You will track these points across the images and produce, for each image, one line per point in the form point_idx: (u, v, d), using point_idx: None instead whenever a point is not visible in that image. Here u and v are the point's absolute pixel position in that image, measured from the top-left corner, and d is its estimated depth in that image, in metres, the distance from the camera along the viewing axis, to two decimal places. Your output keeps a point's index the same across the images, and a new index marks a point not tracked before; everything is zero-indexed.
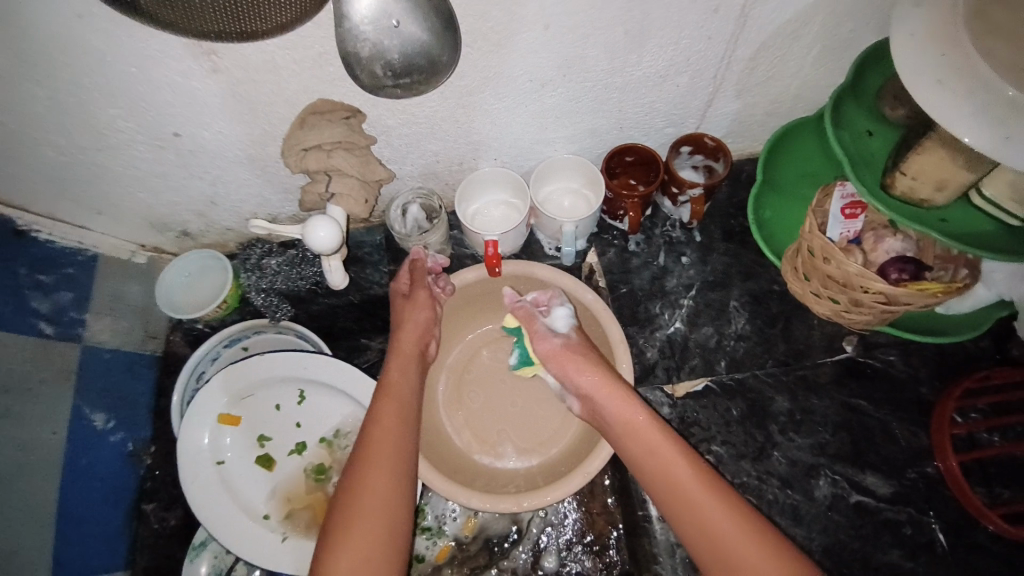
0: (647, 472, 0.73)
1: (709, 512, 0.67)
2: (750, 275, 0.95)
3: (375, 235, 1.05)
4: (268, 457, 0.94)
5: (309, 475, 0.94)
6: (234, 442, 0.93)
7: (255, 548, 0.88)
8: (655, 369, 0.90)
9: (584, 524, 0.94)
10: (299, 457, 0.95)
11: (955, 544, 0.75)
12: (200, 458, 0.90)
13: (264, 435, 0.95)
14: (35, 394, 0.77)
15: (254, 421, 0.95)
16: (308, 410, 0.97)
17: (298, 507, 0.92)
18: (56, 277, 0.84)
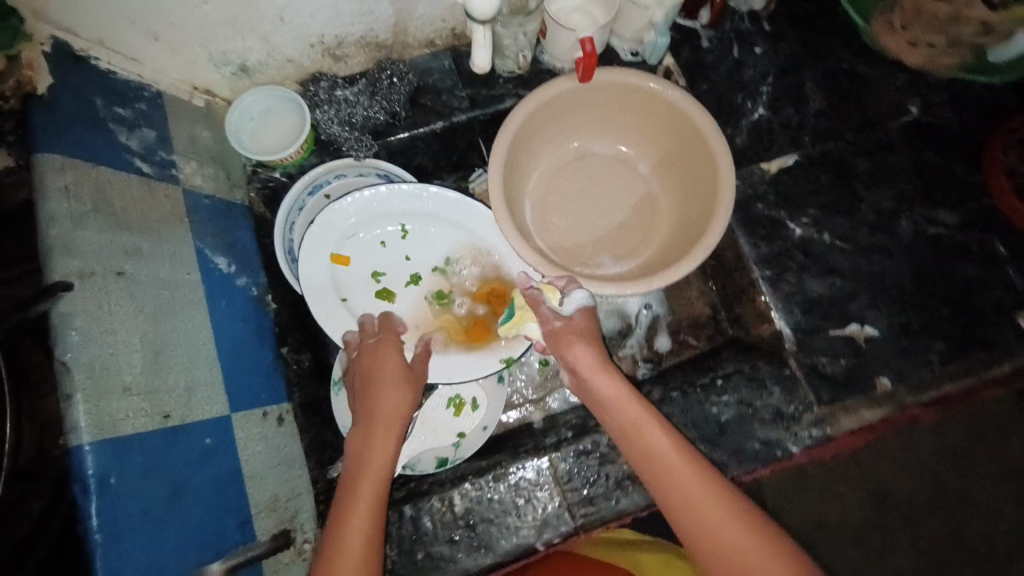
0: (634, 451, 0.75)
1: (687, 485, 0.70)
2: (820, 56, 0.99)
3: (441, 60, 0.98)
4: (387, 290, 0.92)
5: (431, 303, 0.93)
6: (350, 282, 0.91)
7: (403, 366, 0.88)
8: (746, 152, 0.96)
9: (683, 310, 1.07)
10: (417, 288, 0.93)
11: (1013, 252, 0.92)
12: (325, 296, 0.88)
13: (376, 271, 0.92)
14: (160, 234, 0.72)
15: (363, 258, 0.92)
16: (413, 242, 0.94)
17: (430, 330, 0.92)
18: (133, 110, 0.75)
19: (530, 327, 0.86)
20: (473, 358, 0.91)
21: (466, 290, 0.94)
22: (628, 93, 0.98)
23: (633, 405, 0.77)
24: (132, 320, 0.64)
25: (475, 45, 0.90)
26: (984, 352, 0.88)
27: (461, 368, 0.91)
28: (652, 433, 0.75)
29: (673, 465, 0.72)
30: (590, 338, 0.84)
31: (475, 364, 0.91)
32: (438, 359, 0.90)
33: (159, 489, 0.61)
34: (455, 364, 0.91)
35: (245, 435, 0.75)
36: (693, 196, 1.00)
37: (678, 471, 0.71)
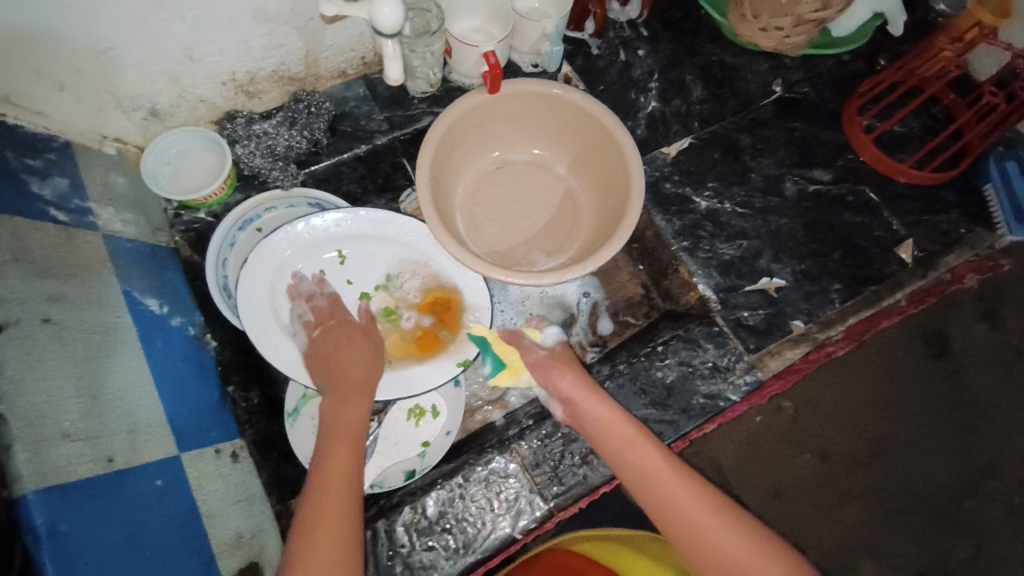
0: (633, 472, 0.79)
1: (674, 492, 0.76)
2: (693, 53, 1.13)
3: (356, 88, 1.03)
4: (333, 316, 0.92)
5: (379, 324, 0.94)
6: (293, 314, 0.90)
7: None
8: (648, 141, 1.07)
9: (620, 293, 1.11)
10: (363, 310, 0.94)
11: (883, 196, 1.06)
12: (271, 334, 0.88)
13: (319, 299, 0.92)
14: (83, 279, 0.70)
15: (303, 289, 0.91)
16: (352, 266, 0.94)
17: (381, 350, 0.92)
18: (42, 160, 0.74)
19: (526, 379, 0.92)
20: (428, 368, 0.92)
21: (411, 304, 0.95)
22: (531, 101, 1.06)
23: (623, 425, 0.82)
24: (65, 365, 0.61)
25: (386, 59, 0.89)
26: (876, 285, 1.01)
27: (418, 381, 0.91)
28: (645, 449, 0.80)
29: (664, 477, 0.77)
30: (574, 365, 0.89)
31: (432, 375, 0.92)
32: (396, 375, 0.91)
33: (116, 534, 0.58)
34: (412, 377, 0.91)
35: (199, 474, 0.72)
36: (606, 186, 1.08)
37: (666, 479, 0.77)
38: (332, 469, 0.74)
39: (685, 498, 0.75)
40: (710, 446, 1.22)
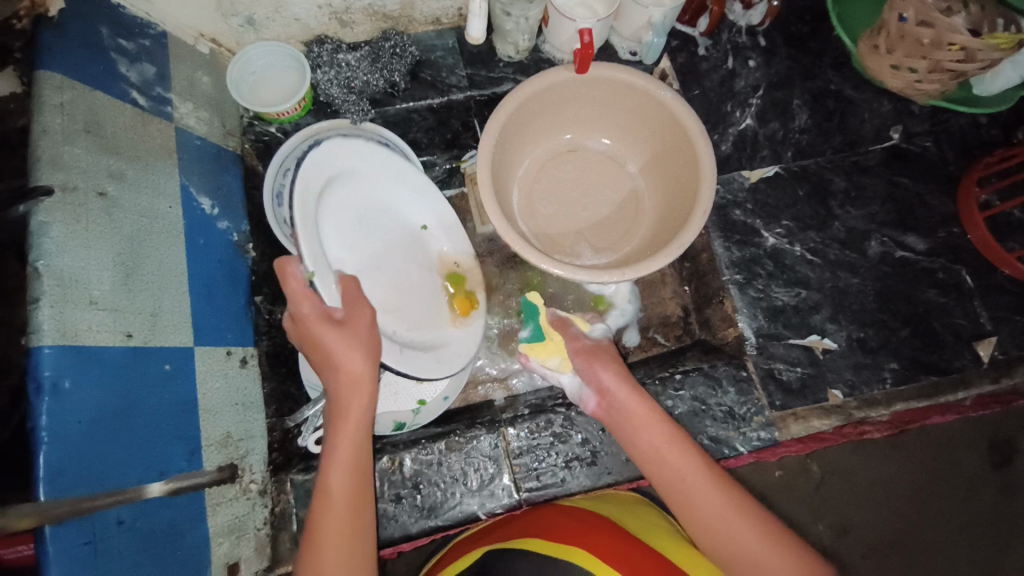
0: (662, 470, 0.71)
1: (694, 473, 0.70)
2: (809, 76, 1.03)
3: (447, 39, 1.03)
4: (357, 263, 0.84)
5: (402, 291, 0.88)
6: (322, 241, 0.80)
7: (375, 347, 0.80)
8: (730, 159, 0.99)
9: (656, 308, 1.07)
10: (379, 270, 0.86)
11: (978, 282, 0.94)
12: (313, 246, 0.75)
13: (350, 237, 0.84)
14: (147, 164, 0.74)
15: (337, 221, 0.83)
16: (382, 225, 0.89)
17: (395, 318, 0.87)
18: (136, 45, 0.78)
19: (555, 361, 0.83)
20: (430, 359, 0.87)
21: (424, 290, 0.91)
22: (623, 92, 1.01)
23: (656, 424, 0.73)
24: (107, 240, 0.66)
25: (471, 16, 0.98)
26: (938, 376, 0.91)
27: (422, 365, 0.85)
28: (675, 456, 0.71)
29: (701, 489, 0.68)
30: (615, 361, 0.80)
31: (436, 368, 0.87)
32: (407, 355, 0.84)
33: (115, 402, 0.62)
34: (418, 360, 0.85)
35: (207, 370, 0.76)
36: (674, 196, 1.02)
37: (697, 488, 0.69)
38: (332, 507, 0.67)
39: (722, 513, 0.67)
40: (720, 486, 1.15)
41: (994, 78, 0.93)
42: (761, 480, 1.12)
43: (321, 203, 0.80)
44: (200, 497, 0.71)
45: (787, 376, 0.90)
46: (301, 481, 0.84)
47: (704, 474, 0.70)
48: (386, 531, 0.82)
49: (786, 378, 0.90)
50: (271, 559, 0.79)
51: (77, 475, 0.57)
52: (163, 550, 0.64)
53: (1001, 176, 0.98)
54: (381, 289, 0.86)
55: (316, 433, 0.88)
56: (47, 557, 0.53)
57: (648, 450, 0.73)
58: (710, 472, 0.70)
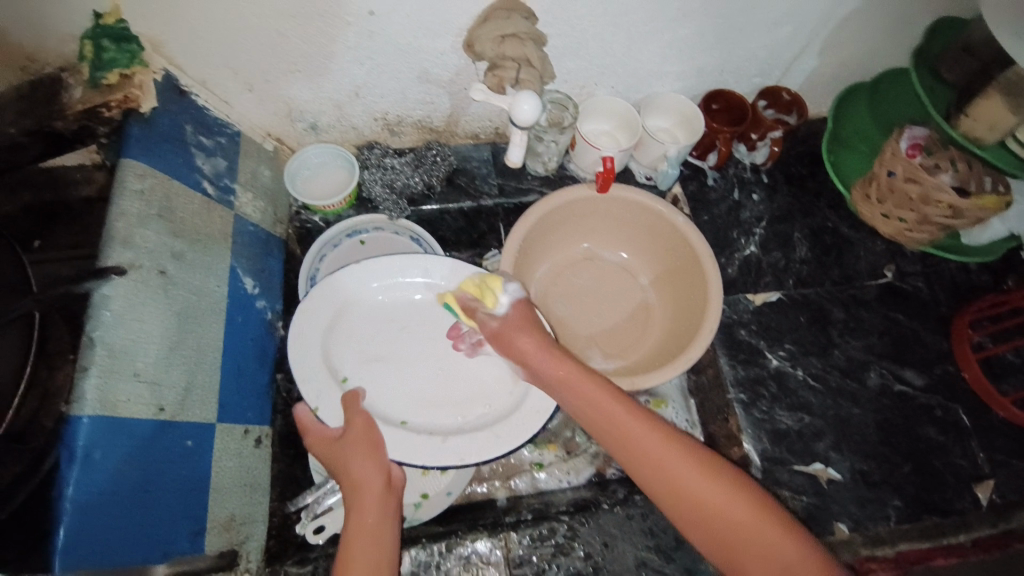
0: (593, 420, 0.76)
1: (616, 414, 0.74)
2: (809, 213, 1.12)
3: (482, 151, 1.14)
4: (388, 363, 0.89)
5: (453, 376, 0.89)
6: (348, 356, 0.88)
7: (398, 449, 0.82)
8: (736, 283, 1.05)
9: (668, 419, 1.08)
10: (421, 361, 0.89)
11: (976, 422, 0.97)
12: (316, 373, 0.85)
13: (372, 350, 0.89)
14: (205, 246, 0.81)
15: (357, 333, 0.90)
16: (417, 313, 0.93)
17: (441, 408, 0.86)
18: (212, 141, 0.87)
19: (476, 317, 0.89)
20: (489, 435, 0.84)
21: (478, 369, 0.90)
22: (639, 211, 1.12)
23: (577, 375, 0.78)
24: (159, 315, 0.71)
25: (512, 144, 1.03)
26: (941, 518, 0.91)
27: (480, 451, 0.83)
28: (604, 403, 0.75)
29: (630, 427, 0.73)
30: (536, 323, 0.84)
31: (493, 445, 0.83)
32: (457, 443, 0.83)
33: (136, 476, 0.64)
34: (471, 446, 0.83)
35: (223, 447, 0.77)
36: (684, 310, 1.08)
37: (610, 410, 0.75)
38: (354, 568, 0.71)
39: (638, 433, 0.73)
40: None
41: (982, 231, 1.04)
42: None
43: (337, 326, 0.89)
44: None
45: (792, 505, 0.90)
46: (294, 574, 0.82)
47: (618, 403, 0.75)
48: None
49: (791, 506, 0.90)
50: None
51: (86, 550, 0.57)
52: None
53: (993, 319, 1.05)
54: (430, 381, 0.88)
55: (314, 522, 0.85)
56: None
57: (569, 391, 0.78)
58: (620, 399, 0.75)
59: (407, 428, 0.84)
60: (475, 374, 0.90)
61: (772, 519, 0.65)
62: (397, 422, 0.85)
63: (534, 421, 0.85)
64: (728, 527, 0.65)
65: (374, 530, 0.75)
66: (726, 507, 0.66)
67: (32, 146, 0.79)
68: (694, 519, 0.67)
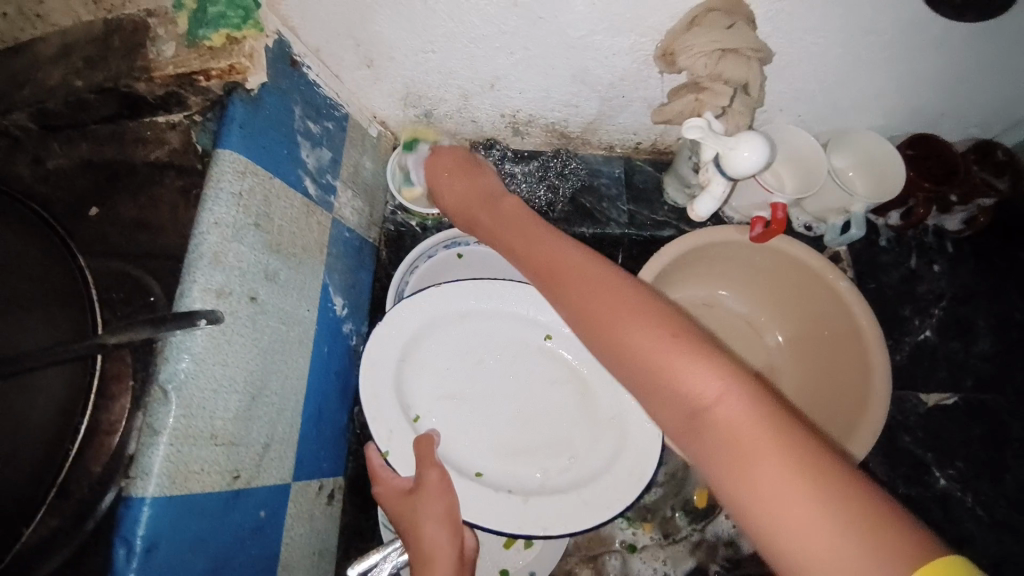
0: (629, 366, 0.50)
1: (661, 352, 0.48)
2: (997, 299, 0.93)
3: (614, 166, 0.96)
4: (464, 403, 0.74)
5: (537, 423, 0.73)
6: (420, 391, 0.73)
7: (475, 509, 0.68)
8: (902, 374, 0.88)
9: None
10: (500, 401, 0.74)
11: None
12: (383, 414, 0.70)
13: (449, 382, 0.74)
14: (300, 261, 0.65)
15: (429, 365, 0.74)
16: (500, 347, 0.76)
17: (523, 461, 0.72)
18: (320, 127, 0.71)
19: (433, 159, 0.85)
20: (575, 500, 0.69)
21: (570, 416, 0.74)
22: (787, 266, 0.93)
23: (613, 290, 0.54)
24: (244, 356, 0.56)
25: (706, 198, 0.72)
26: None
27: (565, 520, 0.68)
28: (646, 335, 0.50)
29: (683, 374, 0.47)
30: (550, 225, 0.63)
31: (579, 515, 0.68)
32: (540, 507, 0.68)
33: (201, 567, 0.51)
34: (555, 512, 0.68)
35: (296, 511, 0.64)
36: (825, 394, 0.91)
37: (649, 340, 0.50)
38: None
39: (665, 350, 0.48)
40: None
41: None
42: None
43: (409, 356, 0.74)
44: None
45: None
46: None
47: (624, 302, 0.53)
48: None
49: None
50: None
51: None
52: None
53: None
54: (511, 425, 0.73)
55: None
56: None
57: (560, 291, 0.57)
58: (638, 305, 0.52)
59: (483, 483, 0.70)
60: (567, 421, 0.74)
61: (828, 476, 0.39)
62: (471, 474, 0.71)
63: (628, 489, 0.69)
64: (749, 468, 0.41)
65: None
66: (765, 454, 0.41)
67: (101, 104, 0.66)
68: (724, 468, 0.43)
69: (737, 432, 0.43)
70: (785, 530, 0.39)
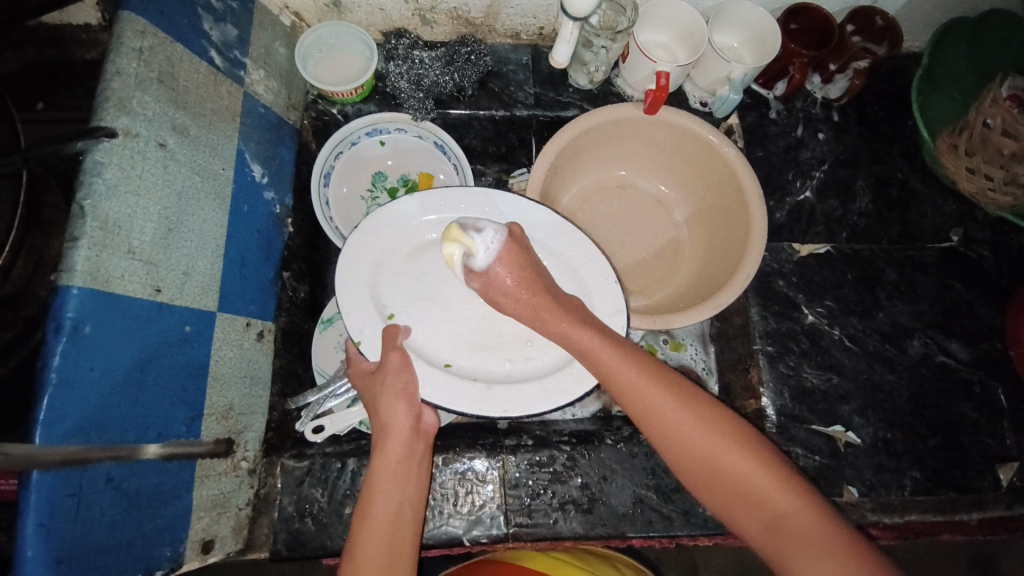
0: (629, 405, 0.66)
1: (650, 396, 0.65)
2: (878, 161, 1.01)
3: (521, 53, 1.02)
4: (437, 304, 0.75)
5: (508, 320, 0.76)
6: (398, 290, 0.75)
7: (437, 394, 0.71)
8: (782, 229, 0.97)
9: (698, 342, 1.01)
10: (472, 303, 0.76)
11: (1014, 403, 0.91)
12: (356, 311, 0.72)
13: (422, 284, 0.76)
14: (210, 122, 0.74)
15: (408, 266, 0.76)
16: None
17: (491, 352, 0.75)
18: (223, 5, 0.78)
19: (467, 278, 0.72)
20: (536, 389, 0.72)
21: None
22: (685, 139, 1.00)
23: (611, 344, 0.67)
24: (157, 194, 0.65)
25: (559, 40, 0.91)
26: (956, 493, 0.87)
27: (524, 405, 0.71)
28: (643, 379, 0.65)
29: (674, 416, 0.64)
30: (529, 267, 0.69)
31: (539, 402, 0.71)
32: (501, 392, 0.71)
33: (131, 355, 0.61)
34: (516, 399, 0.71)
35: (223, 337, 0.76)
36: (717, 253, 1.00)
37: (642, 387, 0.65)
38: (376, 517, 0.65)
39: (657, 396, 0.65)
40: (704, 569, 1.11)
41: None
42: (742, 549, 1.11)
43: (382, 258, 0.75)
44: (191, 467, 0.69)
45: (803, 467, 0.86)
46: (291, 468, 0.83)
47: (656, 385, 0.66)
48: (436, 531, 0.82)
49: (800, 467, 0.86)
50: (246, 541, 0.78)
51: (73, 424, 0.55)
52: (144, 514, 0.62)
53: None
54: (478, 326, 0.75)
55: (313, 422, 0.84)
56: (29, 504, 0.52)
57: (602, 373, 0.67)
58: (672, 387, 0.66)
59: (451, 372, 0.72)
60: None
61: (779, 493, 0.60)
62: (440, 364, 0.73)
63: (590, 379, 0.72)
64: (746, 507, 0.61)
65: (401, 478, 0.68)
66: (738, 474, 0.61)
67: None
68: (707, 488, 0.63)
69: (761, 501, 0.60)
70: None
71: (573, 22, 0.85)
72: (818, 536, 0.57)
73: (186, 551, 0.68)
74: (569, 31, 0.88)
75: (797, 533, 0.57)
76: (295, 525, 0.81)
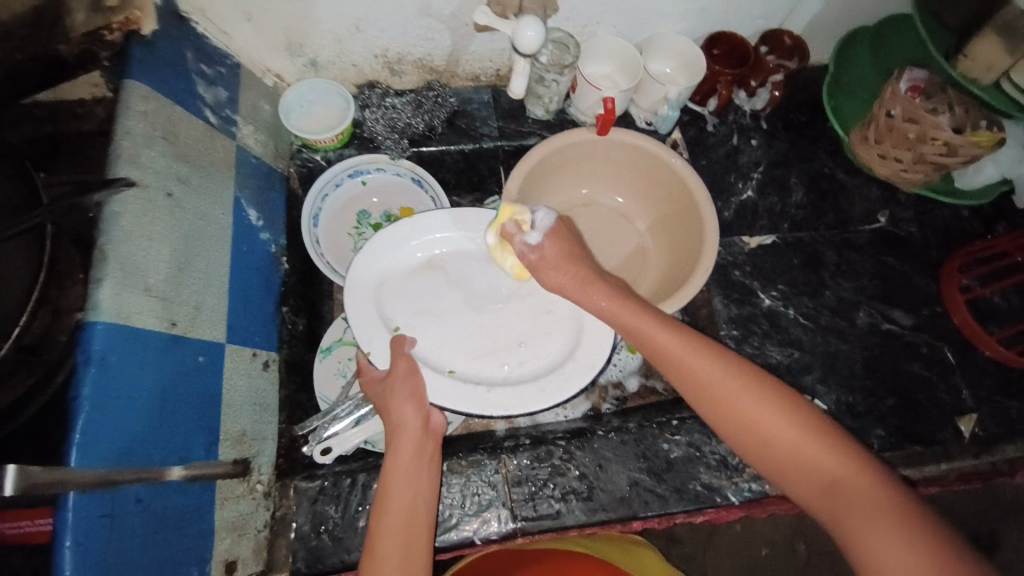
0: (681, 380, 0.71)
1: (702, 368, 0.69)
2: (806, 159, 1.14)
3: (483, 93, 1.14)
4: (437, 315, 0.82)
5: (502, 325, 0.83)
6: (400, 306, 0.82)
7: (443, 395, 0.77)
8: (732, 225, 1.08)
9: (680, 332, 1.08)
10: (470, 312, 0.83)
11: (960, 359, 1.01)
12: (365, 323, 0.79)
13: (421, 298, 0.83)
14: (209, 172, 0.82)
15: (406, 284, 0.83)
16: (469, 266, 0.85)
17: (487, 357, 0.81)
18: (214, 71, 0.88)
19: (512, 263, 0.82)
20: (534, 386, 0.78)
21: (531, 321, 0.84)
22: (637, 155, 1.11)
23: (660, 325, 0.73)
24: (167, 237, 0.72)
25: (515, 74, 1.02)
26: (922, 446, 0.95)
27: (523, 400, 0.78)
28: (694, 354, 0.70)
29: (726, 386, 0.68)
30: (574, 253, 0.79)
31: (538, 397, 0.78)
32: (501, 391, 0.78)
33: (152, 384, 0.66)
34: (517, 395, 0.78)
35: (233, 367, 0.81)
36: (680, 254, 1.08)
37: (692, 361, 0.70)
38: (393, 513, 0.69)
39: (708, 369, 0.69)
40: (706, 559, 1.15)
41: (975, 174, 1.05)
42: (730, 527, 1.16)
43: (384, 277, 0.83)
44: (211, 488, 0.73)
45: None
46: (305, 489, 0.86)
47: (708, 359, 0.70)
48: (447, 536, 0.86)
49: None
50: (267, 564, 0.81)
51: (103, 448, 0.59)
52: (171, 535, 0.65)
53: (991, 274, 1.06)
54: (474, 333, 0.82)
55: (320, 445, 0.88)
56: (64, 524, 0.54)
57: (653, 348, 0.72)
58: (727, 369, 0.69)
59: (454, 377, 0.79)
60: (520, 322, 0.83)
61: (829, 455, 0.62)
62: (443, 370, 0.79)
63: (581, 373, 0.79)
64: (801, 472, 0.63)
65: (415, 476, 0.72)
66: (789, 442, 0.64)
67: None
68: (762, 456, 0.66)
69: (814, 466, 0.62)
70: (857, 533, 0.57)
71: (524, 57, 0.96)
72: (873, 497, 0.59)
73: (211, 572, 0.71)
74: (523, 65, 0.99)
75: (855, 495, 0.59)
76: (312, 542, 0.83)
